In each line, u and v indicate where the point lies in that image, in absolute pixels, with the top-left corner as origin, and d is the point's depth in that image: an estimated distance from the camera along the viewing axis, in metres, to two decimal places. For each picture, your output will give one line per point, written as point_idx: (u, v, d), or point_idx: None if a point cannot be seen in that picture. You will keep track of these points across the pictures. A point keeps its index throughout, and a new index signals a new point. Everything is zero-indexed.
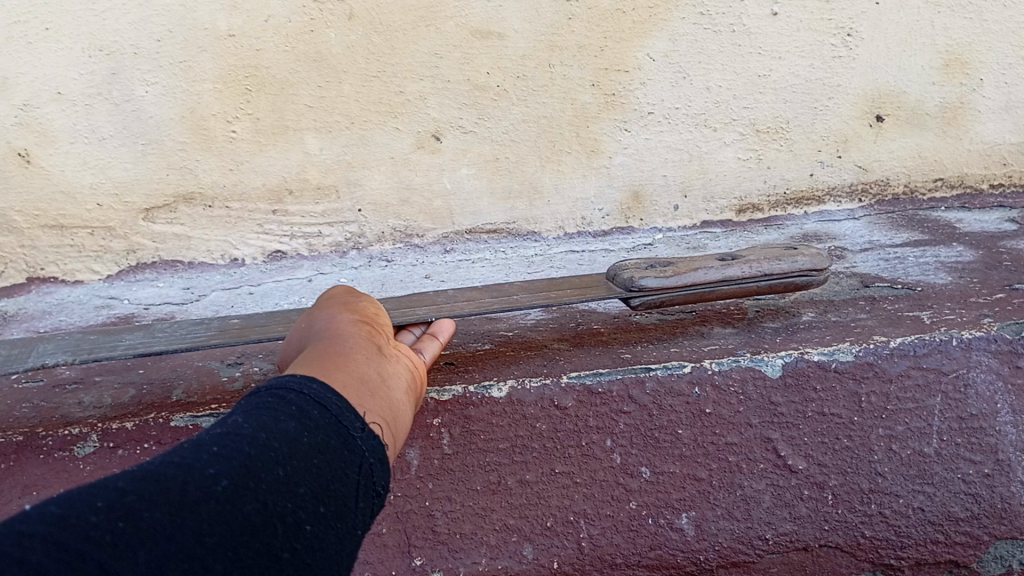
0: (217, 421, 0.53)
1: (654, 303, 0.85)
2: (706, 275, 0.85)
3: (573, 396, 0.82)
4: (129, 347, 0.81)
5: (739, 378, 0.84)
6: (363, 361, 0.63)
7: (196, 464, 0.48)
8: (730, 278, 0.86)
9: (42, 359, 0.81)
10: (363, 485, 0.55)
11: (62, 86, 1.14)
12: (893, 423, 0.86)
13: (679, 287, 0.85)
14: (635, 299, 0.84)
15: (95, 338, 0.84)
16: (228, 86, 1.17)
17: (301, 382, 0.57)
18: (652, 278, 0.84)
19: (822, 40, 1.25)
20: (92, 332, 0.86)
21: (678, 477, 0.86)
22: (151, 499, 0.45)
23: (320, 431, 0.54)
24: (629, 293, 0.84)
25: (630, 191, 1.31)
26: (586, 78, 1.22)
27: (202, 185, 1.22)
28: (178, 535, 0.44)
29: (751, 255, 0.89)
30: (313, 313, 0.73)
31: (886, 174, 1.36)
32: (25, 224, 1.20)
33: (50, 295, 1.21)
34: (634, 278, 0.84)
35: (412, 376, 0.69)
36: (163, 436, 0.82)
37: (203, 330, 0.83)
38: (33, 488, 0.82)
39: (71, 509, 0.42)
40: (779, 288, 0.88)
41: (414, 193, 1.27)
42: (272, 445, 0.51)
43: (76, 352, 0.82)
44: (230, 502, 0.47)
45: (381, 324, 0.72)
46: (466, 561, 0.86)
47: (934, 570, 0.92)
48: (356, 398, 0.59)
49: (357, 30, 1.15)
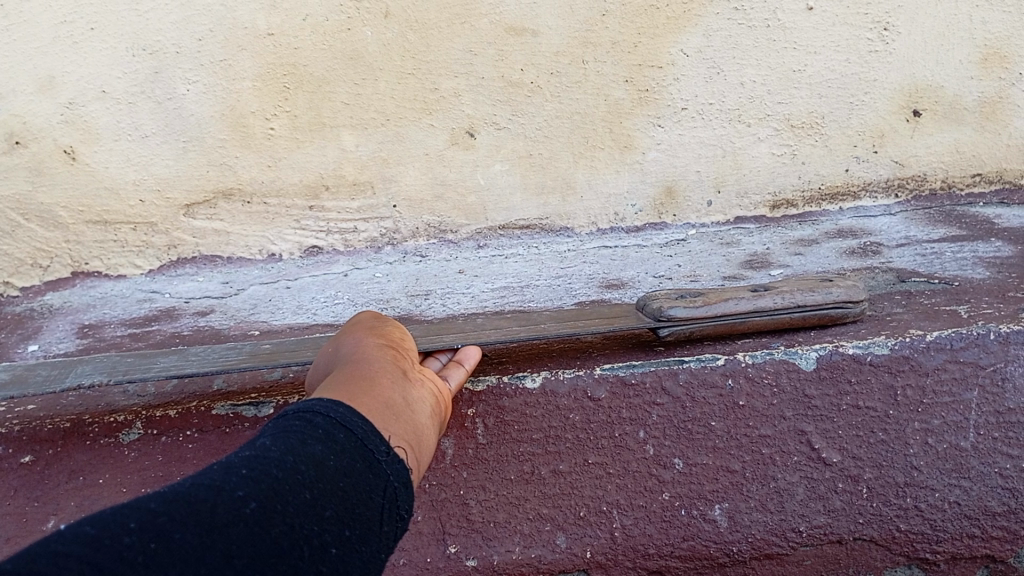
0: (246, 443, 0.55)
1: (682, 333, 0.83)
2: (738, 305, 0.83)
3: (606, 388, 0.83)
4: (163, 369, 0.82)
5: (773, 371, 0.83)
6: (388, 384, 0.64)
7: (225, 486, 0.49)
8: (761, 310, 0.84)
9: (78, 379, 0.82)
10: (387, 509, 0.57)
11: (106, 84, 1.17)
12: (930, 417, 0.85)
13: (709, 318, 0.83)
14: (663, 329, 0.82)
15: (131, 360, 0.85)
16: (267, 84, 1.19)
17: (328, 406, 0.58)
18: (681, 307, 0.82)
19: (858, 34, 1.24)
20: (128, 354, 0.87)
21: (711, 468, 0.86)
22: (181, 519, 0.46)
23: (345, 454, 0.55)
24: (656, 323, 0.82)
25: (664, 187, 1.31)
26: (619, 73, 1.23)
27: (241, 181, 1.24)
28: (208, 556, 0.45)
29: (786, 289, 0.86)
30: (339, 337, 0.74)
31: (923, 169, 1.35)
32: (70, 219, 1.23)
33: (95, 289, 1.25)
34: (662, 307, 0.82)
35: (436, 401, 0.71)
36: (205, 424, 0.84)
37: (235, 355, 0.85)
38: (80, 473, 0.84)
39: (104, 530, 0.44)
40: (814, 321, 0.86)
41: (448, 189, 1.28)
42: (299, 468, 0.52)
43: (111, 373, 0.83)
44: (258, 524, 0.48)
45: (406, 348, 0.73)
46: (500, 550, 0.87)
47: (970, 564, 0.93)
48: (382, 421, 0.60)
49: (393, 28, 1.17)
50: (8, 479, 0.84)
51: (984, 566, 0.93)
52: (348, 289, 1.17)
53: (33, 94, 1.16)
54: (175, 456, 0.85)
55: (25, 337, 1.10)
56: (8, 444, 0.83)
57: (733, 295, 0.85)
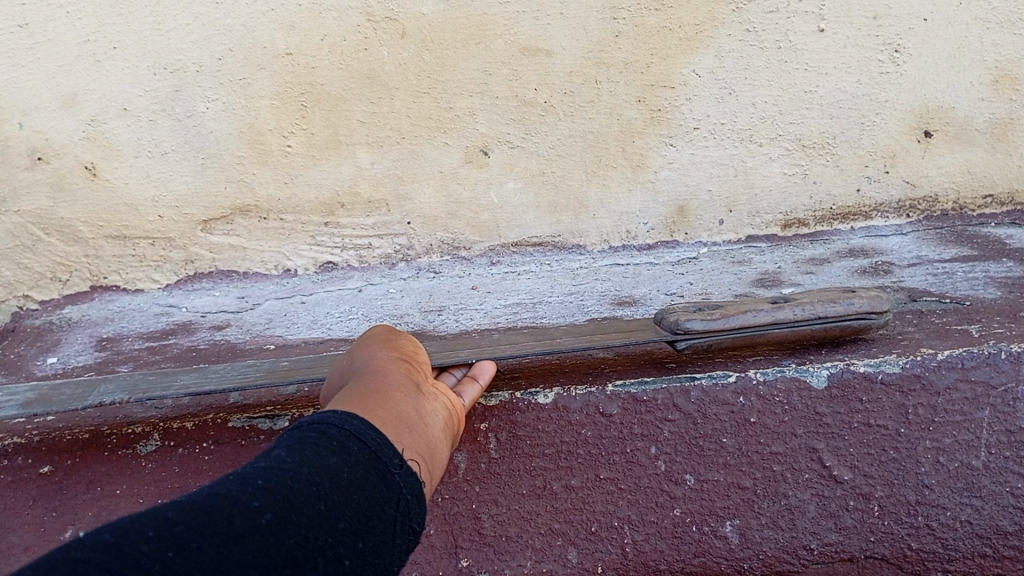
0: (261, 454, 0.56)
1: (699, 345, 0.83)
2: (756, 318, 0.84)
3: (618, 404, 0.83)
4: (182, 387, 0.83)
5: (784, 389, 0.83)
6: (402, 398, 0.65)
7: (241, 497, 0.50)
8: (780, 321, 0.84)
9: (100, 397, 0.84)
10: (400, 521, 0.57)
11: (128, 102, 1.19)
12: (942, 436, 0.85)
13: (726, 329, 0.83)
14: (680, 342, 0.83)
15: (152, 378, 0.86)
16: (284, 102, 1.21)
17: (342, 419, 0.59)
18: (699, 320, 0.83)
19: (869, 55, 1.26)
20: (149, 373, 0.88)
21: (723, 485, 0.86)
22: (198, 529, 0.47)
23: (359, 466, 0.56)
24: (675, 336, 0.83)
25: (675, 205, 1.32)
26: (632, 93, 1.24)
27: (258, 198, 1.26)
28: (225, 564, 0.46)
29: (805, 300, 0.87)
30: (353, 352, 0.75)
31: (935, 190, 1.36)
32: (90, 234, 1.25)
33: (113, 304, 1.27)
34: (679, 320, 0.83)
35: (450, 415, 0.71)
36: (221, 436, 0.85)
37: (253, 372, 0.86)
38: (98, 484, 0.85)
39: (123, 538, 0.45)
40: (834, 331, 0.86)
41: (462, 207, 1.30)
42: (314, 480, 0.53)
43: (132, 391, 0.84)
44: (273, 535, 0.49)
45: (419, 362, 0.74)
46: (512, 564, 0.87)
47: None
48: (396, 436, 0.61)
49: (409, 48, 1.19)
50: (27, 488, 0.85)
51: None
52: (362, 304, 1.18)
53: (57, 111, 1.18)
54: (191, 468, 0.85)
55: (44, 350, 1.12)
56: (28, 453, 0.84)
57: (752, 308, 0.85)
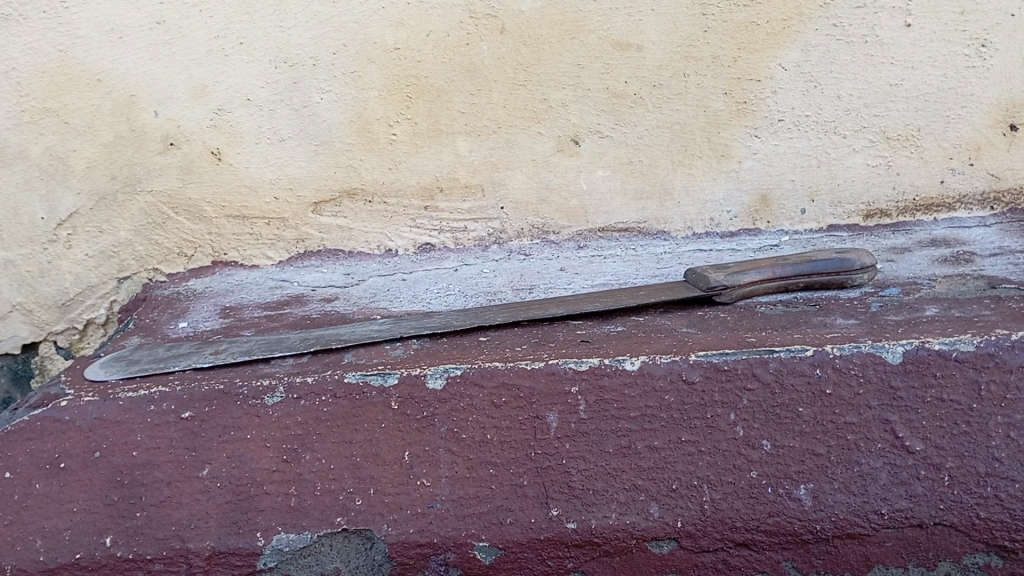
0: None
1: (732, 294, 1.07)
2: (769, 269, 1.09)
3: (700, 372, 0.89)
4: (305, 345, 1.02)
5: (859, 363, 0.87)
6: None
7: None
8: (789, 271, 1.09)
9: (234, 353, 1.02)
10: None
11: (251, 93, 1.31)
12: (1013, 411, 0.86)
13: (748, 280, 1.07)
14: (716, 294, 1.06)
15: (269, 341, 1.04)
16: (391, 94, 1.31)
17: None
18: (725, 277, 1.07)
19: (955, 50, 1.29)
20: (265, 337, 1.06)
21: (798, 451, 0.88)
22: None
23: None
24: (711, 290, 1.06)
25: (759, 194, 1.36)
26: (719, 86, 1.30)
27: (364, 182, 1.36)
28: None
29: (792, 257, 1.12)
30: None
31: (1019, 183, 1.36)
32: (213, 214, 1.38)
33: (232, 278, 1.39)
34: (713, 279, 1.06)
35: None
36: (338, 391, 0.92)
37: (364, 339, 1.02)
38: (230, 430, 0.93)
39: None
40: (837, 278, 1.10)
41: (552, 193, 1.37)
42: None
43: (258, 347, 1.03)
44: None
45: None
46: (597, 515, 0.90)
47: None
48: None
49: (508, 43, 1.29)
50: (169, 432, 0.93)
51: None
52: (458, 282, 1.27)
53: (188, 101, 1.31)
54: (312, 417, 0.92)
55: (175, 315, 1.25)
56: (173, 400, 0.93)
57: (753, 266, 1.10)
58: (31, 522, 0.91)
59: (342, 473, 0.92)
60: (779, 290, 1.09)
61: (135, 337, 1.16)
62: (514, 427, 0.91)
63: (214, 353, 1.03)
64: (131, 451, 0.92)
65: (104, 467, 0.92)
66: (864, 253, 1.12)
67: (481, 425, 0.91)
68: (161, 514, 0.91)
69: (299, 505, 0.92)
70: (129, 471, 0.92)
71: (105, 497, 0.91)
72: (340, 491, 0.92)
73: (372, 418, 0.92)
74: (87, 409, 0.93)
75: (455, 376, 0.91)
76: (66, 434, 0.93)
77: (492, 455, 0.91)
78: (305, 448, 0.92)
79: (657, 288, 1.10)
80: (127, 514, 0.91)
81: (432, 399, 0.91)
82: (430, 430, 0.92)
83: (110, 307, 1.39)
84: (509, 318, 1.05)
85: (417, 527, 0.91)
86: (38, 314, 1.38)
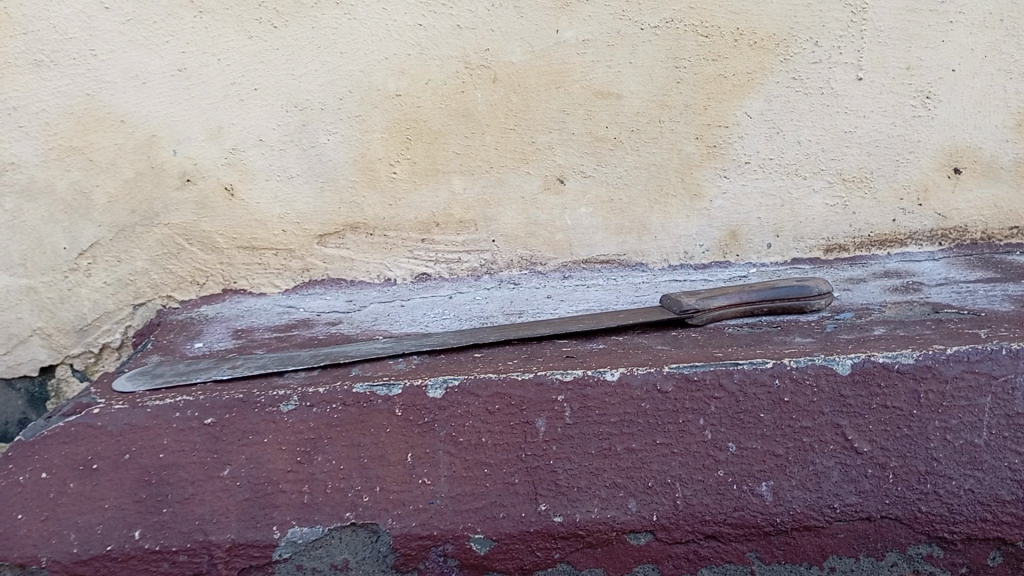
0: None
1: (703, 317, 1.18)
2: (736, 294, 1.20)
3: (672, 382, 0.99)
4: (316, 360, 1.12)
5: (814, 374, 0.98)
6: None
7: None
8: (754, 297, 1.20)
9: (252, 367, 1.12)
10: None
11: (263, 134, 1.43)
12: (948, 417, 0.98)
13: (716, 304, 1.19)
14: (688, 316, 1.18)
15: (282, 358, 1.14)
16: (393, 136, 1.43)
17: None
18: (696, 300, 1.18)
19: (902, 101, 1.44)
20: (278, 355, 1.16)
21: (760, 452, 0.99)
22: None
23: None
24: (684, 312, 1.17)
25: (728, 230, 1.49)
26: (691, 132, 1.44)
27: (367, 217, 1.48)
28: None
29: (757, 285, 1.24)
30: None
31: (965, 221, 1.51)
32: (225, 245, 1.48)
33: (241, 304, 1.49)
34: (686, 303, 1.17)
35: None
36: (348, 399, 1.02)
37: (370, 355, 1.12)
38: (249, 435, 1.02)
39: None
40: (797, 304, 1.22)
41: (540, 228, 1.49)
42: None
43: (272, 362, 1.13)
44: None
45: None
46: (582, 509, 1.01)
47: (984, 547, 1.01)
48: None
49: (499, 91, 1.42)
50: (192, 437, 1.01)
51: (998, 548, 1.01)
52: (453, 308, 1.38)
53: (205, 140, 1.42)
54: (323, 424, 1.02)
55: (190, 337, 1.35)
56: (196, 408, 1.02)
57: (722, 291, 1.21)
58: (65, 518, 0.98)
59: (350, 473, 1.02)
60: (745, 313, 1.21)
61: (155, 355, 1.26)
62: (506, 431, 1.01)
63: (232, 367, 1.13)
64: (158, 454, 1.00)
65: (132, 469, 1.00)
66: (823, 281, 1.24)
67: (477, 429, 1.01)
68: (185, 510, 1.00)
69: (312, 502, 1.01)
70: (156, 471, 1.00)
71: (134, 495, 0.99)
72: (349, 489, 1.01)
73: (378, 423, 1.02)
74: (117, 416, 1.01)
75: (453, 386, 1.01)
76: (97, 438, 1.01)
77: (487, 456, 1.01)
78: (317, 450, 1.02)
79: (635, 312, 1.21)
80: (153, 510, 0.99)
81: (433, 406, 1.01)
82: (430, 434, 1.02)
83: (124, 331, 1.48)
84: (500, 336, 1.16)
85: (419, 521, 1.01)
86: (56, 338, 1.47)
